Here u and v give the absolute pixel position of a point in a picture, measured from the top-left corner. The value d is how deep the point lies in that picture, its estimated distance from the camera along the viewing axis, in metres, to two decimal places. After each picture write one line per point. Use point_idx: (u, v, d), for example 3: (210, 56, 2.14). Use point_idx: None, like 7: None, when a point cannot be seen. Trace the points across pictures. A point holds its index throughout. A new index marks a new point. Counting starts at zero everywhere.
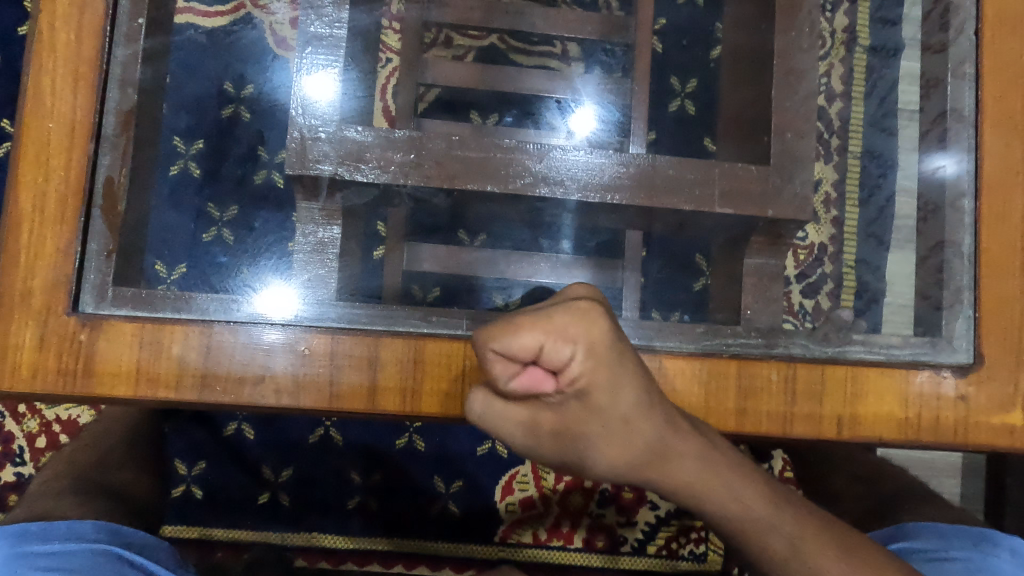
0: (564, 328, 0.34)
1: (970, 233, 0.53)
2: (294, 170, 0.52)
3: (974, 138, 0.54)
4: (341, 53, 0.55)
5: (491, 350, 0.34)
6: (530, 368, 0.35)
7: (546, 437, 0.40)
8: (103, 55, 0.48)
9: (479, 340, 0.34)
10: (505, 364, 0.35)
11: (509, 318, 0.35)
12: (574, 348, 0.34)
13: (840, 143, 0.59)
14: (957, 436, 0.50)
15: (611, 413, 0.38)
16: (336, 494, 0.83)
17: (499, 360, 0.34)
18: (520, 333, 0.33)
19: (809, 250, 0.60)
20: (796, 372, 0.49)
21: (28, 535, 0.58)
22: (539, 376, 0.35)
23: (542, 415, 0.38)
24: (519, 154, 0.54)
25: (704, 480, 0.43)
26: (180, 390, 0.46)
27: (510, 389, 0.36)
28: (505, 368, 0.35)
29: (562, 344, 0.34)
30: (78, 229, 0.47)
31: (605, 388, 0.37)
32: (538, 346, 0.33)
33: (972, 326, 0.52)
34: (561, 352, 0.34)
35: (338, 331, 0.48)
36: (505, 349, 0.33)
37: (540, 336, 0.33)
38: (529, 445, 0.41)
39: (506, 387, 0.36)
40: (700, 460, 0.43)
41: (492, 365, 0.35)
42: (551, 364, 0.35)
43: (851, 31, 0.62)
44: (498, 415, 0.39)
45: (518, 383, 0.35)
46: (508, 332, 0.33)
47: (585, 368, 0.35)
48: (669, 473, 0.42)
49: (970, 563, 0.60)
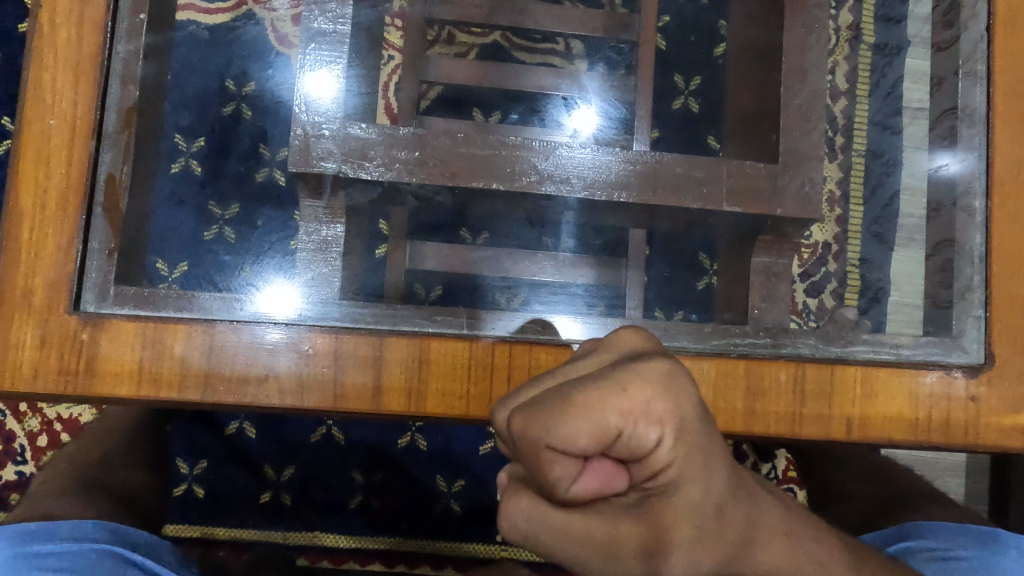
0: (646, 405, 0.29)
1: (981, 232, 0.52)
2: (298, 167, 0.52)
3: (986, 135, 0.53)
4: (344, 49, 0.54)
5: (544, 444, 0.28)
6: (596, 463, 0.30)
7: (628, 557, 0.32)
8: (104, 51, 0.47)
9: (528, 435, 0.28)
10: (565, 463, 0.29)
11: (557, 393, 0.30)
12: (661, 429, 0.29)
13: (844, 141, 0.59)
14: (967, 437, 0.49)
15: (698, 506, 0.32)
16: (339, 494, 0.83)
17: (558, 456, 0.29)
18: (593, 414, 0.28)
19: (813, 250, 0.59)
20: (804, 372, 0.49)
21: (29, 534, 0.58)
22: (609, 469, 0.30)
23: (620, 526, 0.31)
24: (525, 152, 0.53)
25: (795, 564, 0.37)
26: (183, 390, 0.46)
27: (576, 489, 0.30)
28: (566, 464, 0.29)
29: (647, 425, 0.29)
30: (79, 226, 0.46)
31: (695, 478, 0.32)
32: (612, 429, 0.28)
33: (982, 326, 0.51)
34: (647, 436, 0.29)
35: (342, 331, 0.47)
36: (565, 439, 0.28)
37: (618, 416, 0.28)
38: (604, 572, 0.33)
39: (567, 493, 0.30)
40: (786, 538, 0.37)
41: (550, 466, 0.29)
42: (628, 451, 0.30)
43: (857, 28, 0.61)
44: (564, 534, 0.31)
45: (584, 483, 0.30)
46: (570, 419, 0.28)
47: (675, 450, 0.30)
48: (758, 564, 0.36)
49: (976, 563, 0.60)
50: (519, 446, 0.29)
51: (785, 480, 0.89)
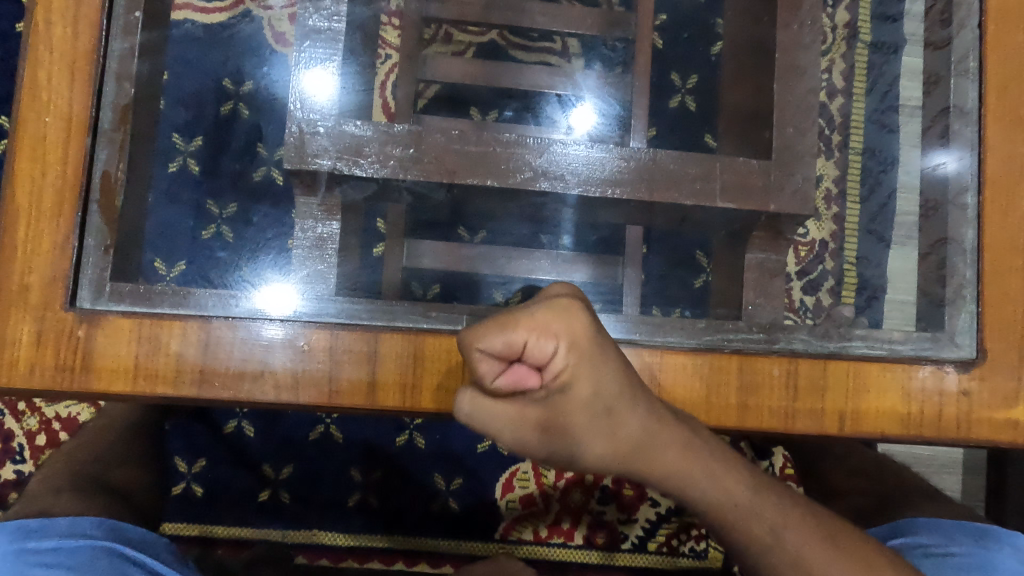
0: (546, 323, 0.35)
1: (973, 228, 0.52)
2: (292, 165, 0.52)
3: (978, 131, 0.53)
4: (340, 46, 0.54)
5: (477, 347, 0.35)
6: (514, 366, 0.36)
7: (528, 431, 0.40)
8: (99, 49, 0.48)
9: (465, 337, 0.36)
10: (489, 364, 0.36)
11: (492, 319, 0.36)
12: (556, 344, 0.35)
13: (840, 139, 0.60)
14: (960, 432, 0.49)
15: (596, 403, 0.39)
16: (337, 491, 0.83)
17: (485, 357, 0.36)
18: (505, 331, 0.35)
19: (810, 247, 0.60)
20: (798, 367, 0.49)
21: (28, 531, 0.58)
22: (521, 373, 0.36)
23: (528, 410, 0.39)
24: (519, 148, 0.53)
25: (690, 474, 0.43)
26: (179, 386, 0.46)
27: (498, 385, 0.37)
28: (491, 365, 0.36)
29: (545, 338, 0.35)
30: (75, 224, 0.46)
31: (589, 378, 0.38)
32: (518, 341, 0.35)
33: (975, 322, 0.51)
34: (544, 348, 0.35)
35: (337, 327, 0.47)
36: (489, 345, 0.35)
37: (524, 332, 0.35)
38: (516, 440, 0.41)
39: (491, 386, 0.37)
40: (682, 448, 0.42)
41: (478, 365, 0.36)
42: (534, 359, 0.36)
43: (853, 26, 0.62)
44: (487, 410, 0.40)
45: (505, 379, 0.36)
46: (490, 330, 0.35)
47: (569, 362, 0.36)
48: (655, 465, 0.42)
49: (971, 559, 0.60)
50: (462, 348, 0.37)
51: (782, 478, 0.88)
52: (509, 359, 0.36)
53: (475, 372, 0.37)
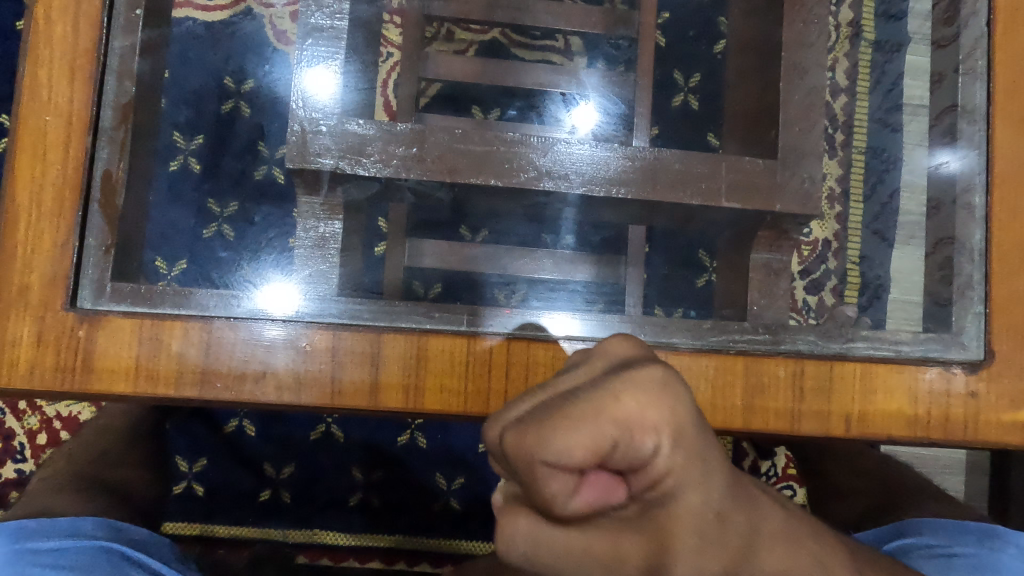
0: (642, 412, 0.24)
1: (981, 228, 0.52)
2: (294, 164, 0.52)
3: (986, 130, 0.53)
4: (342, 45, 0.54)
5: (540, 459, 0.23)
6: (593, 476, 0.25)
7: None
8: (100, 46, 0.47)
9: (522, 444, 0.23)
10: (560, 479, 0.24)
11: (563, 412, 0.24)
12: (658, 438, 0.24)
13: (845, 137, 0.59)
14: (967, 433, 0.49)
15: (701, 516, 0.26)
16: (338, 491, 0.83)
17: (554, 471, 0.24)
18: (585, 428, 0.23)
19: (814, 247, 0.59)
20: (804, 368, 0.49)
21: (28, 531, 0.58)
22: (606, 483, 0.25)
23: (623, 550, 0.26)
24: (523, 148, 0.53)
25: (805, 570, 0.30)
26: (180, 387, 0.45)
27: (572, 507, 0.25)
28: (562, 481, 0.24)
29: (642, 432, 0.24)
30: (75, 223, 0.46)
31: (698, 485, 0.26)
32: (605, 441, 0.23)
33: (983, 322, 0.51)
34: (641, 447, 0.24)
35: (340, 327, 0.47)
36: (560, 451, 0.23)
37: (610, 426, 0.23)
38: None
39: (562, 513, 0.25)
40: (788, 542, 0.29)
41: (545, 483, 0.24)
42: (625, 463, 0.24)
43: (857, 25, 0.61)
44: (559, 555, 0.25)
45: (581, 500, 0.25)
46: (559, 430, 0.23)
47: (673, 462, 0.25)
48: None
49: (976, 560, 0.59)
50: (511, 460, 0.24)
51: (784, 478, 0.89)
52: (588, 467, 0.24)
53: (532, 490, 0.25)
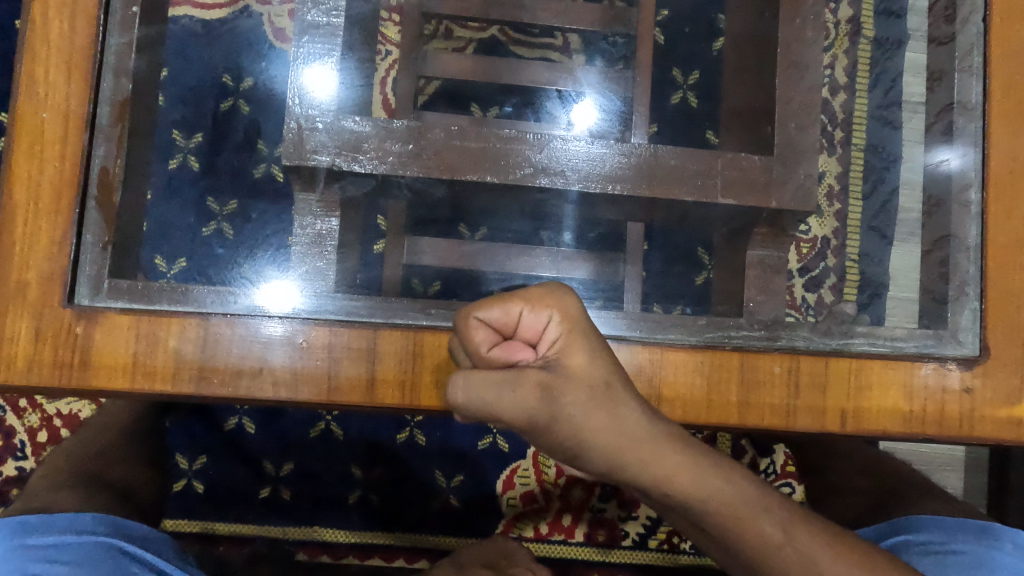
0: (540, 297, 0.40)
1: (976, 225, 0.52)
2: (291, 160, 0.52)
3: (982, 126, 0.53)
4: (338, 42, 0.54)
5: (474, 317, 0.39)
6: (508, 343, 0.39)
7: (530, 399, 0.38)
8: (97, 44, 0.47)
9: (465, 310, 0.40)
10: (484, 332, 0.39)
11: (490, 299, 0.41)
12: (551, 314, 0.39)
13: (843, 135, 0.59)
14: (963, 430, 0.49)
15: (589, 380, 0.39)
16: (338, 488, 0.83)
17: (480, 325, 0.39)
18: (506, 301, 0.39)
19: (812, 245, 0.59)
20: (800, 365, 0.49)
21: (28, 527, 0.58)
22: (516, 346, 0.39)
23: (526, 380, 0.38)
24: (519, 144, 0.53)
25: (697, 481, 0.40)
26: (177, 383, 0.46)
27: (494, 359, 0.39)
28: (485, 336, 0.39)
29: (541, 308, 0.39)
30: (73, 220, 0.46)
31: (586, 355, 0.40)
32: (515, 311, 0.39)
33: (978, 319, 0.51)
34: (539, 318, 0.39)
35: (336, 324, 0.47)
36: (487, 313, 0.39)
37: (521, 303, 0.39)
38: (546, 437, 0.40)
39: (488, 363, 0.39)
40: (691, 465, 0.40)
41: (473, 335, 0.39)
42: (528, 330, 0.40)
43: (857, 23, 0.61)
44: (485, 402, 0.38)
45: (497, 351, 0.39)
46: (490, 302, 0.39)
47: (562, 336, 0.39)
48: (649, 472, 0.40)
49: (972, 556, 0.60)
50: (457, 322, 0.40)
51: (783, 476, 0.88)
52: (505, 333, 0.40)
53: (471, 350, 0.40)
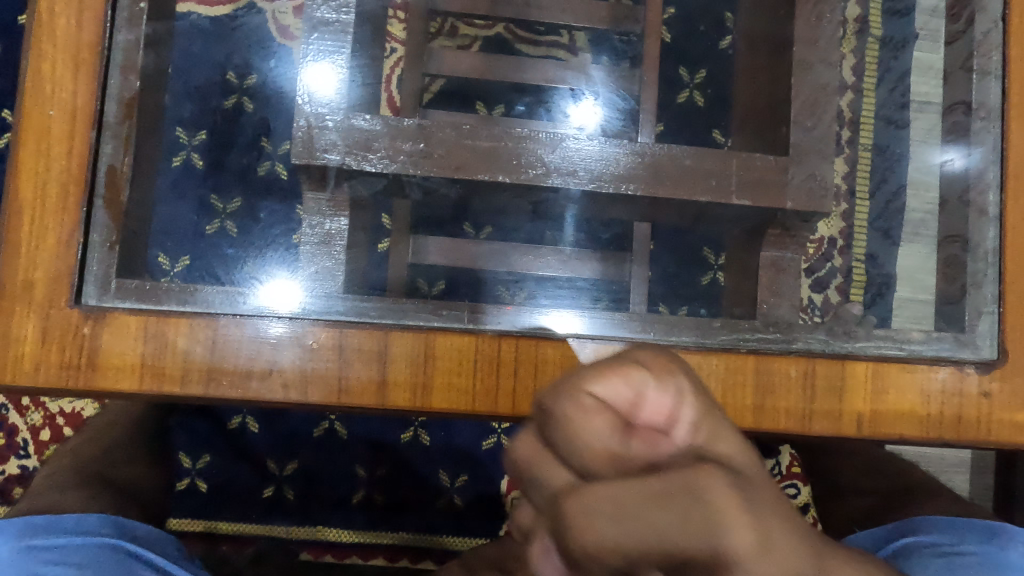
0: (658, 362, 0.25)
1: (994, 225, 0.51)
2: (300, 159, 0.51)
3: (1002, 129, 0.52)
4: (348, 39, 0.53)
5: (579, 399, 0.23)
6: (637, 435, 0.23)
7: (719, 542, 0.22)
8: (104, 40, 0.47)
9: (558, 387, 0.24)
10: (603, 420, 0.23)
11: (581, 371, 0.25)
12: (683, 382, 0.25)
13: (850, 135, 0.58)
14: (980, 433, 0.49)
15: (759, 482, 0.25)
16: (343, 488, 0.82)
17: (591, 411, 0.23)
18: (619, 366, 0.24)
19: (819, 246, 0.58)
20: (815, 368, 0.48)
21: (34, 529, 0.57)
22: (651, 439, 0.23)
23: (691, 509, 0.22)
24: (531, 143, 0.53)
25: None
26: (185, 384, 0.45)
27: (634, 459, 0.23)
28: (603, 426, 0.23)
29: (668, 377, 0.25)
30: (80, 219, 0.46)
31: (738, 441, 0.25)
32: (643, 386, 0.24)
33: (995, 321, 0.50)
34: (669, 392, 0.24)
35: (346, 325, 0.47)
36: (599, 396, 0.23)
37: (642, 369, 0.24)
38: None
39: (621, 472, 0.22)
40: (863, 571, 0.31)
41: (584, 428, 0.23)
42: (659, 413, 0.24)
43: (864, 21, 0.60)
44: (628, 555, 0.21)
45: (632, 450, 0.23)
46: (593, 372, 0.24)
47: (708, 423, 0.25)
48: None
49: (981, 558, 0.59)
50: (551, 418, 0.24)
51: (789, 476, 0.88)
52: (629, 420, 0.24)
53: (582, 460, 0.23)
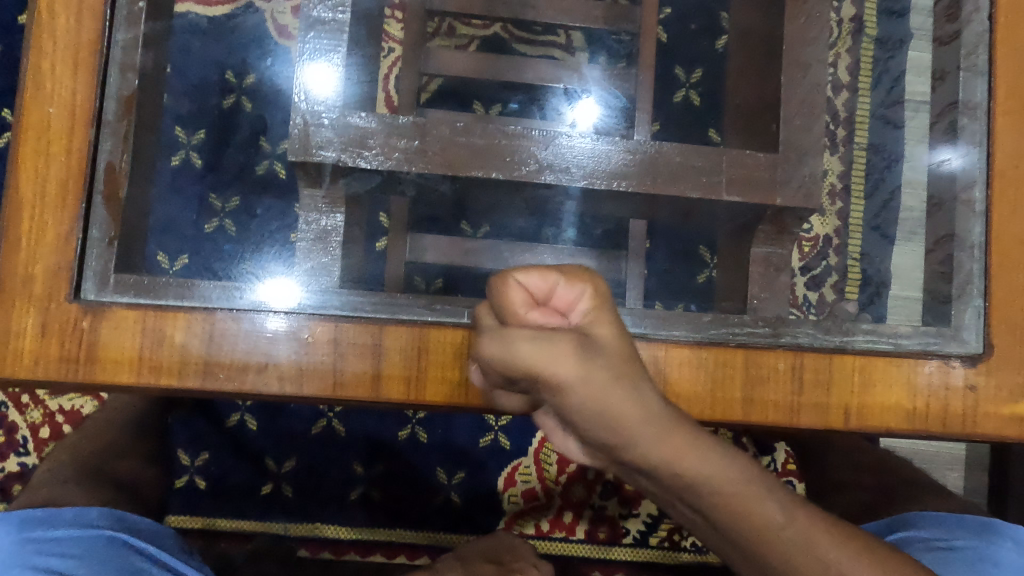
0: (574, 271, 0.35)
1: (980, 221, 0.52)
2: (297, 156, 0.52)
3: (987, 126, 0.53)
4: (343, 38, 0.54)
5: (514, 278, 0.33)
6: (540, 309, 0.33)
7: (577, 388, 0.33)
8: (103, 39, 0.47)
9: (499, 273, 0.34)
10: (520, 295, 0.33)
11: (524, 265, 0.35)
12: (586, 291, 0.34)
13: (845, 133, 0.60)
14: (966, 426, 0.49)
15: (629, 365, 0.34)
16: (340, 484, 0.83)
17: (518, 287, 0.33)
18: (542, 270, 0.34)
19: (815, 242, 0.60)
20: (803, 361, 0.49)
21: (33, 522, 0.58)
22: (549, 315, 0.34)
23: (562, 361, 0.32)
24: (524, 141, 0.53)
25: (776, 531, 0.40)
26: (183, 378, 0.46)
27: (535, 321, 0.33)
28: (519, 299, 0.33)
29: (574, 284, 0.34)
30: (79, 215, 0.46)
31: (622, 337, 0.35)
32: (554, 278, 0.34)
33: (981, 316, 0.51)
34: (572, 292, 0.34)
35: (341, 319, 0.47)
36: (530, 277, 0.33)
37: (558, 275, 0.34)
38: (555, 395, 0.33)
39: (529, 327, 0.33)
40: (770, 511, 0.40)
41: (507, 295, 0.33)
42: (562, 303, 0.34)
43: (860, 21, 0.61)
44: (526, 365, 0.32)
45: (534, 318, 0.33)
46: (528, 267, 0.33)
47: (596, 312, 0.34)
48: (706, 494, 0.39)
49: (974, 551, 0.60)
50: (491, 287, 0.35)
51: (784, 473, 0.88)
52: (537, 301, 0.33)
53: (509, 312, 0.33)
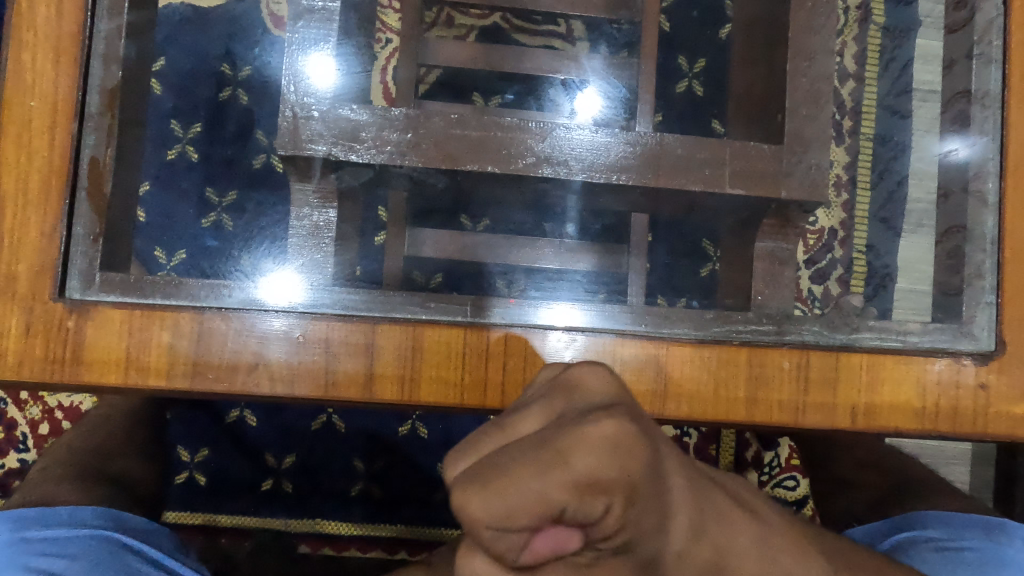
0: (592, 472, 0.25)
1: (993, 215, 0.51)
2: (286, 150, 0.51)
3: (1002, 116, 0.51)
4: (333, 27, 0.53)
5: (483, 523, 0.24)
6: (546, 529, 0.25)
7: None
8: (85, 30, 0.46)
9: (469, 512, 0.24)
10: (510, 537, 0.25)
11: (516, 454, 0.25)
12: (608, 500, 0.25)
13: (851, 124, 0.56)
14: (975, 427, 0.48)
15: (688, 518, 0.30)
16: (339, 481, 0.82)
17: (503, 532, 0.24)
18: (523, 480, 0.24)
19: (819, 236, 0.57)
20: (809, 360, 0.48)
21: (27, 520, 0.57)
22: (563, 536, 0.25)
23: None
24: (521, 133, 0.52)
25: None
26: (171, 378, 0.45)
27: (525, 557, 0.25)
28: (516, 537, 0.25)
29: (596, 497, 0.25)
30: (63, 213, 0.45)
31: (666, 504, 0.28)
32: (556, 504, 0.24)
33: (993, 313, 0.50)
34: (593, 507, 0.25)
35: (333, 318, 0.46)
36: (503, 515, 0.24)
37: (562, 494, 0.24)
38: None
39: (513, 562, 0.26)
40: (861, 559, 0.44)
41: (492, 541, 0.25)
42: (581, 514, 0.25)
43: (865, 10, 0.59)
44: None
45: (531, 551, 0.25)
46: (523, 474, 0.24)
47: (622, 514, 0.26)
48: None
49: (981, 553, 0.58)
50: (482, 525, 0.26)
51: (788, 468, 0.88)
52: (540, 525, 0.25)
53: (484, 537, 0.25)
